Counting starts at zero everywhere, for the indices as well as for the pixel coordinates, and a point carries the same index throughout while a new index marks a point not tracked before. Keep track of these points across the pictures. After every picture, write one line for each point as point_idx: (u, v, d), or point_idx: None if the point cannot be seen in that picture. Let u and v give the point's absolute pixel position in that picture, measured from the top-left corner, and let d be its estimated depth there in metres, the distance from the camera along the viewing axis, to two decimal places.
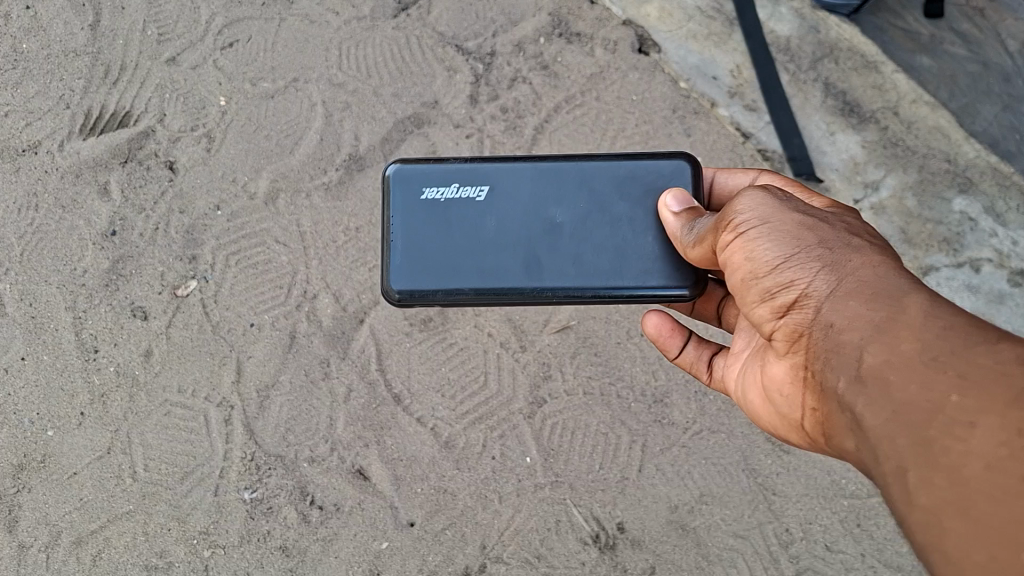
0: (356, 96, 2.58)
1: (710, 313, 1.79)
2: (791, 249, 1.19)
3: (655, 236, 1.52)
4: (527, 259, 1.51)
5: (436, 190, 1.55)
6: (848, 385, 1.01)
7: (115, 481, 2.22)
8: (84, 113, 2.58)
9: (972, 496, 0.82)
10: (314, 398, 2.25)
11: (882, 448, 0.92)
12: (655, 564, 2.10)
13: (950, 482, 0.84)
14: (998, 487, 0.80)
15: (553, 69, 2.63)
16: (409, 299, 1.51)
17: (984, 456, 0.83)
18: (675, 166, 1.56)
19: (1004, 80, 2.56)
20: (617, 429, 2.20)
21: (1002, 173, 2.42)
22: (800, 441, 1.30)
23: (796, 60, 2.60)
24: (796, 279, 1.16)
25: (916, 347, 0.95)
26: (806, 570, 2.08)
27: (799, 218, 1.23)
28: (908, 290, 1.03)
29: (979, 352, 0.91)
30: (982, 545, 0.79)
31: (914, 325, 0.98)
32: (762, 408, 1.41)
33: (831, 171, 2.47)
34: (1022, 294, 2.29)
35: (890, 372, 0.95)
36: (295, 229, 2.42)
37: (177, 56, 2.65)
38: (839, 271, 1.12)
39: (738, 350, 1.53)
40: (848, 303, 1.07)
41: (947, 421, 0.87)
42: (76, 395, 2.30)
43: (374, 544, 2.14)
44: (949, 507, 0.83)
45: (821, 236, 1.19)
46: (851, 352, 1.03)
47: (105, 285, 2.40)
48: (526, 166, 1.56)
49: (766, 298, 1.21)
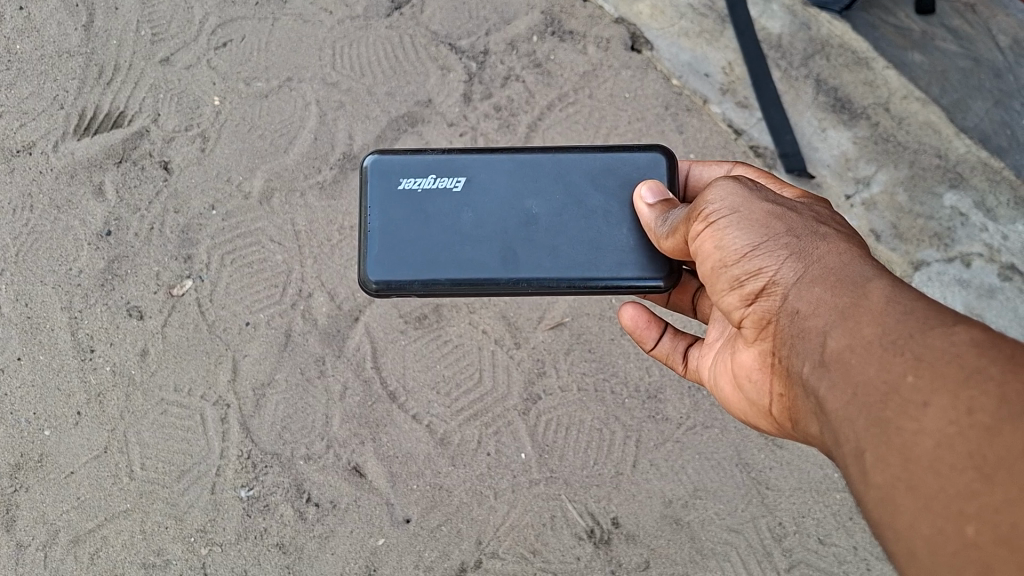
0: (350, 95, 2.59)
1: (686, 304, 1.80)
2: (759, 237, 1.20)
3: (631, 228, 1.54)
4: (504, 250, 1.52)
5: (414, 181, 1.56)
6: (813, 369, 1.03)
7: (112, 480, 2.23)
8: (79, 113, 2.59)
9: (921, 473, 0.82)
10: (310, 397, 2.26)
11: (843, 429, 0.94)
12: (650, 558, 2.12)
13: (902, 461, 0.85)
14: (945, 463, 0.81)
15: (546, 67, 2.64)
16: (386, 290, 1.52)
17: (934, 435, 0.83)
18: (651, 158, 1.58)
19: (996, 75, 2.56)
20: (611, 425, 2.22)
21: (992, 168, 2.43)
22: (770, 427, 1.33)
23: (787, 56, 2.62)
24: (764, 268, 1.18)
25: (877, 330, 0.97)
26: (799, 563, 2.09)
27: (767, 207, 1.25)
28: (871, 276, 1.05)
29: (935, 334, 0.92)
30: (928, 519, 0.80)
31: (875, 309, 0.99)
32: (732, 395, 1.43)
33: (823, 167, 2.49)
34: (1013, 288, 2.31)
35: (851, 355, 0.97)
36: (290, 228, 2.42)
37: (170, 56, 2.66)
38: (806, 259, 1.14)
39: (712, 340, 1.55)
40: (814, 289, 1.09)
41: (902, 401, 0.88)
42: (72, 395, 2.31)
43: (370, 541, 2.14)
44: (900, 484, 0.84)
45: (789, 224, 1.21)
46: (815, 337, 1.05)
47: (100, 285, 2.41)
48: (504, 159, 1.57)
49: (736, 287, 1.23)
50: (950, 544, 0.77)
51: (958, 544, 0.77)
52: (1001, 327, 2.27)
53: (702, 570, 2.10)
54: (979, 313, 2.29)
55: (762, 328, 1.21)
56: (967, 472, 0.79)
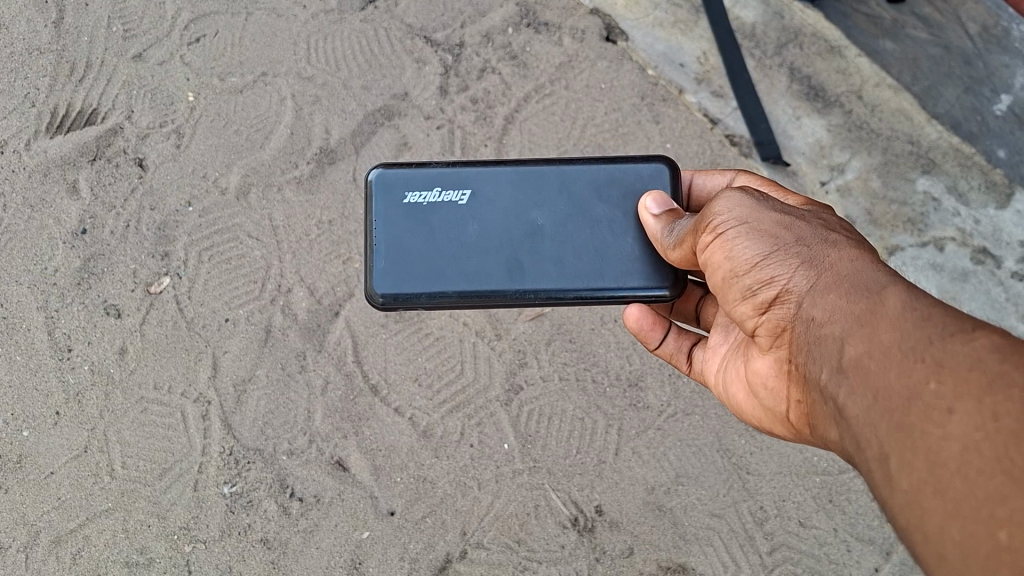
0: (326, 89, 2.59)
1: (689, 311, 1.82)
2: (769, 247, 1.22)
3: (635, 237, 1.55)
4: (510, 261, 1.52)
5: (419, 194, 1.55)
6: (832, 376, 1.04)
7: (93, 479, 2.21)
8: (50, 111, 2.56)
9: (949, 478, 0.82)
10: (292, 391, 2.26)
11: (866, 436, 0.94)
12: (633, 544, 2.13)
13: (929, 465, 0.84)
14: (973, 468, 0.80)
15: (521, 59, 2.64)
16: (393, 303, 1.52)
17: (961, 439, 0.83)
18: (653, 168, 1.59)
19: (965, 62, 2.60)
20: (593, 415, 2.23)
21: (964, 154, 2.47)
22: (786, 432, 1.35)
23: (761, 46, 2.64)
24: (775, 276, 1.19)
25: (896, 337, 0.97)
26: (780, 546, 2.11)
27: (775, 216, 1.26)
28: (886, 281, 1.06)
29: (956, 341, 0.92)
30: (957, 523, 0.79)
31: (892, 317, 1.00)
32: (745, 402, 1.45)
33: (798, 154, 2.51)
34: (985, 271, 2.34)
35: (870, 362, 0.98)
36: (267, 223, 2.42)
37: (143, 52, 2.64)
38: (818, 267, 1.15)
39: (717, 345, 1.57)
40: (829, 295, 1.10)
41: (925, 407, 0.88)
42: (50, 395, 2.29)
43: (354, 534, 2.14)
44: (927, 488, 0.84)
45: (798, 234, 1.22)
46: (832, 345, 1.06)
47: (77, 284, 2.39)
48: (508, 170, 1.58)
49: (748, 296, 1.24)
50: (982, 547, 0.76)
51: (990, 548, 0.75)
52: (974, 310, 2.30)
53: (686, 555, 2.11)
54: (954, 296, 2.32)
55: (776, 336, 1.23)
56: (996, 477, 0.78)
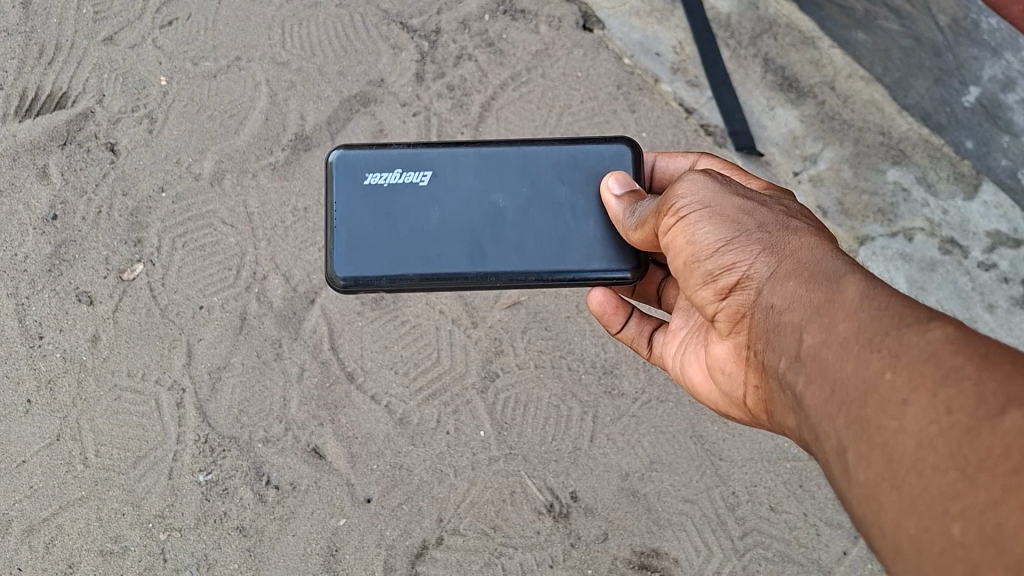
0: (301, 75, 2.57)
1: (650, 294, 1.83)
2: (730, 233, 1.23)
3: (598, 221, 1.56)
4: (471, 245, 1.53)
5: (379, 175, 1.56)
6: (792, 365, 1.06)
7: (66, 467, 2.20)
8: (19, 95, 2.52)
9: (905, 472, 0.84)
10: (267, 378, 2.25)
11: (825, 425, 0.96)
12: (608, 530, 2.16)
13: (887, 458, 0.86)
14: (927, 464, 0.82)
15: (498, 46, 2.63)
16: (353, 287, 1.52)
17: (916, 433, 0.85)
18: (616, 150, 1.61)
19: (936, 54, 2.61)
20: (568, 401, 2.25)
21: (933, 145, 2.51)
22: (743, 416, 1.38)
23: (736, 35, 2.66)
24: (737, 262, 1.21)
25: (854, 327, 0.99)
26: (751, 531, 2.15)
27: (737, 201, 1.28)
28: (844, 271, 1.08)
29: (912, 332, 0.93)
30: (913, 517, 0.81)
31: (850, 306, 1.01)
32: (704, 385, 1.48)
33: (772, 145, 2.54)
34: (952, 261, 2.39)
35: (828, 351, 1.00)
36: (242, 210, 2.40)
37: (114, 35, 2.60)
38: (778, 254, 1.17)
39: (676, 329, 1.60)
40: (789, 284, 1.12)
41: (881, 399, 0.90)
42: (21, 382, 2.28)
43: (331, 521, 2.14)
44: (884, 482, 0.86)
45: (760, 220, 1.24)
46: (791, 336, 1.08)
47: (47, 270, 2.36)
48: (470, 152, 1.58)
49: (710, 281, 1.26)
50: (936, 542, 0.77)
51: (943, 542, 0.77)
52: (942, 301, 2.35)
53: (659, 540, 2.14)
54: (922, 286, 2.36)
55: (736, 322, 1.25)
56: (949, 472, 0.80)
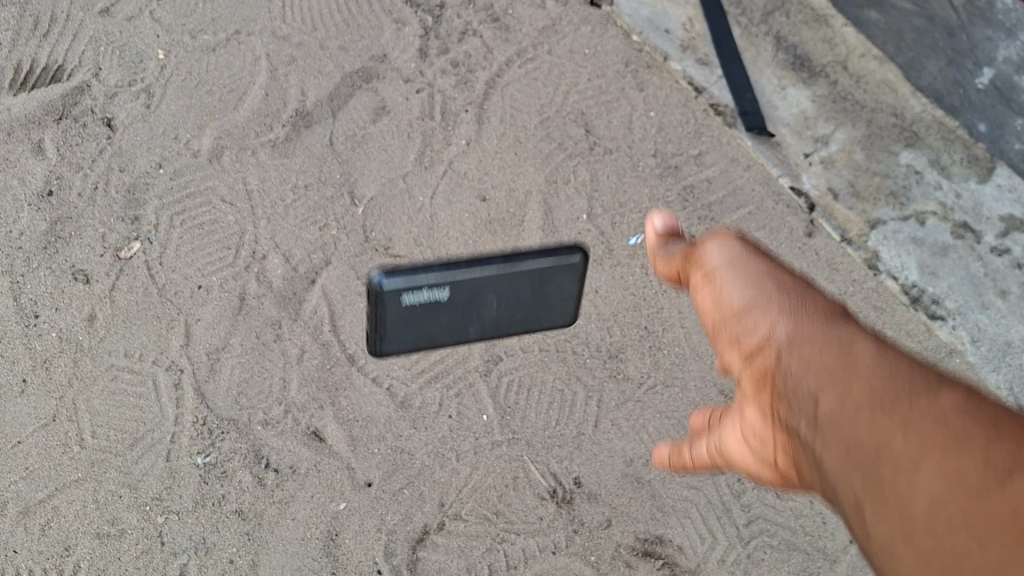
0: (302, 49, 2.51)
1: None
2: (751, 292, 1.19)
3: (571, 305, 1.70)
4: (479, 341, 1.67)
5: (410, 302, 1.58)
6: (803, 423, 1.00)
7: (61, 449, 2.15)
8: (13, 67, 2.46)
9: (919, 534, 0.78)
10: (266, 360, 2.21)
11: (837, 488, 0.90)
12: (612, 516, 2.13)
13: (899, 518, 0.81)
14: (942, 526, 0.77)
15: (504, 22, 2.57)
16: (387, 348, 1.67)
17: (929, 495, 0.79)
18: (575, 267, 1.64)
19: (948, 35, 2.56)
20: (573, 385, 2.22)
21: (946, 127, 2.46)
22: None
23: (747, 13, 2.60)
24: (753, 320, 1.16)
25: (868, 386, 0.94)
26: (756, 518, 2.12)
27: (760, 261, 1.24)
28: (861, 336, 1.03)
29: (926, 396, 0.89)
30: None
31: (866, 367, 0.97)
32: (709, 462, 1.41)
33: (782, 126, 2.49)
34: (964, 247, 2.34)
35: (839, 412, 0.94)
36: (242, 187, 2.36)
37: (111, 7, 2.55)
38: (797, 312, 1.12)
39: None
40: (804, 341, 1.07)
41: (892, 461, 0.85)
42: (15, 362, 2.22)
43: (331, 505, 2.11)
44: (899, 545, 0.80)
45: (781, 283, 1.20)
46: (805, 397, 1.00)
47: (42, 248, 2.31)
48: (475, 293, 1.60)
49: (729, 340, 1.21)
50: None
51: None
52: (949, 288, 2.31)
53: (664, 527, 2.11)
54: (933, 271, 2.32)
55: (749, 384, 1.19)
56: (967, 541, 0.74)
